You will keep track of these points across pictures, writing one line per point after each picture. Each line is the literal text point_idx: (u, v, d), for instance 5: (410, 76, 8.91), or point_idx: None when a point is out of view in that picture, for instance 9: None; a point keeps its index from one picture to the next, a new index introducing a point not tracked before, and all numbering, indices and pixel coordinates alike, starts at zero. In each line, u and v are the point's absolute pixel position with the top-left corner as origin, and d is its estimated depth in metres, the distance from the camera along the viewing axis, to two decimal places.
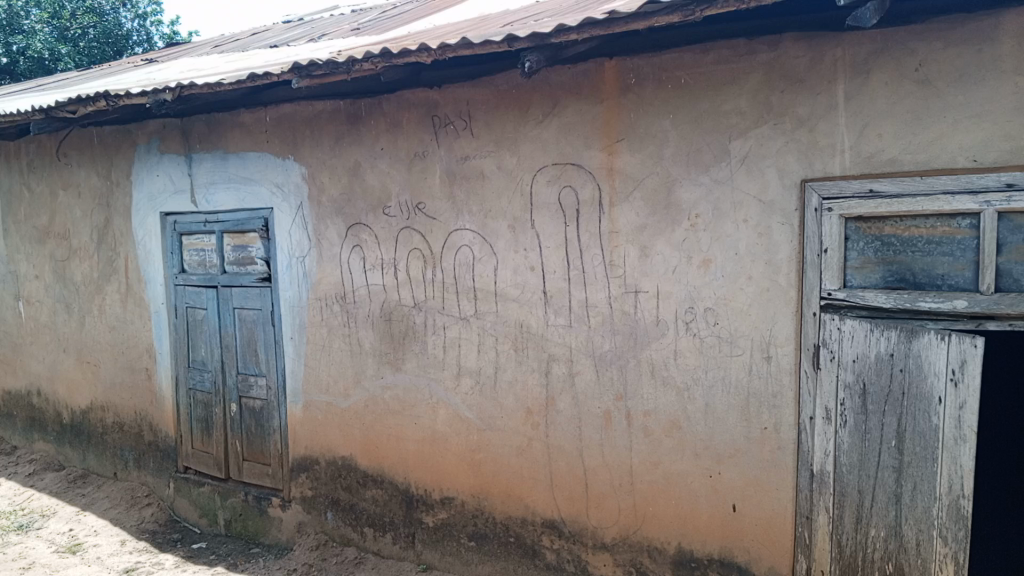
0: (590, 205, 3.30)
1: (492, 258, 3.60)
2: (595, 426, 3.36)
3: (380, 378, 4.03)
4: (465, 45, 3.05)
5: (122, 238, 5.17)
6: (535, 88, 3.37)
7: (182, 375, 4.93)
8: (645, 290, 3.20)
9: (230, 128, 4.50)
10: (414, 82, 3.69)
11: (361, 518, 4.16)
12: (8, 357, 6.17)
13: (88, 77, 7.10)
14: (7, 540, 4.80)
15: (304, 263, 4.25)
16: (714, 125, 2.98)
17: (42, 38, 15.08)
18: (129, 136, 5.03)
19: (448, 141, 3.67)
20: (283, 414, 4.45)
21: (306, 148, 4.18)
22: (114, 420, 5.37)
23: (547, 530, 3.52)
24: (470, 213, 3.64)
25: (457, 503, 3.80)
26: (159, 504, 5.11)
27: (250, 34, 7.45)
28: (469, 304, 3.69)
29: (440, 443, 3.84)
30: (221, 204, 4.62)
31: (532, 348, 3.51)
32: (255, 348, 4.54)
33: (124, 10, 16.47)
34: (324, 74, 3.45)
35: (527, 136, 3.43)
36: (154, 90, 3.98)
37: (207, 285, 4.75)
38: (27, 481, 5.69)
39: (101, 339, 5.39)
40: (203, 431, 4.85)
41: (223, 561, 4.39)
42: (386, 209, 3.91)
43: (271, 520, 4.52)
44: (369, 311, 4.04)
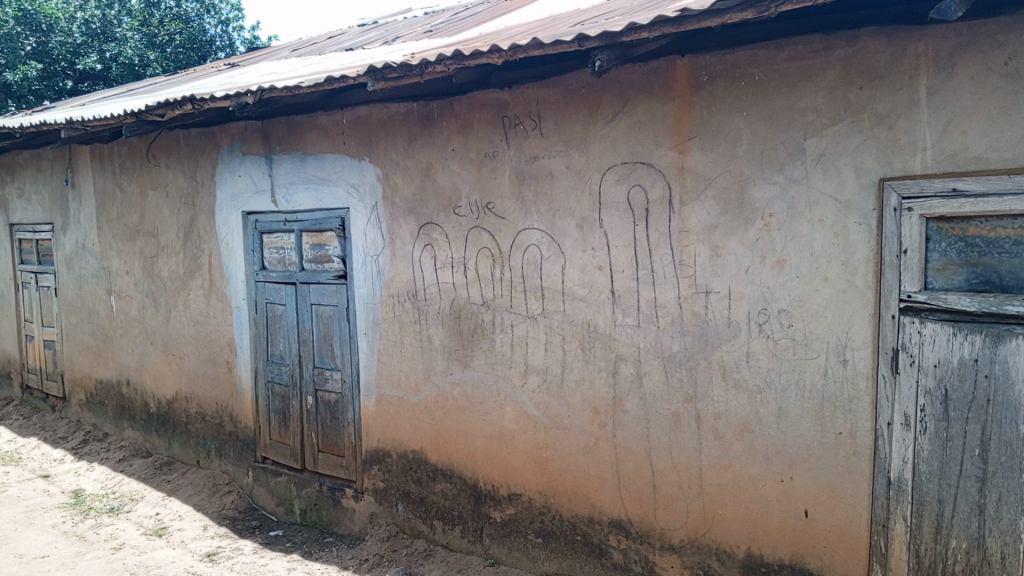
0: (660, 204, 3.28)
1: (560, 257, 3.62)
2: (663, 427, 3.34)
3: (449, 374, 4.10)
4: (536, 46, 3.07)
5: (206, 236, 5.39)
6: (606, 88, 3.37)
7: (261, 368, 5.11)
8: (716, 290, 3.16)
9: (307, 130, 4.64)
10: (485, 83, 3.73)
11: (431, 512, 4.24)
12: (100, 349, 6.51)
13: (175, 82, 7.42)
14: (99, 521, 5.09)
15: (378, 261, 4.36)
16: (789, 122, 2.93)
17: (133, 45, 16.02)
18: (213, 138, 5.24)
19: (518, 141, 3.70)
20: (357, 408, 4.57)
21: (380, 149, 4.28)
22: (197, 411, 5.61)
23: (614, 529, 3.52)
24: (539, 212, 3.67)
25: (524, 500, 3.84)
26: (239, 492, 5.31)
27: (327, 38, 7.65)
28: (536, 303, 3.72)
29: (508, 440, 3.88)
30: (300, 203, 4.76)
31: (600, 348, 3.51)
32: (331, 343, 4.67)
33: (208, 17, 17.04)
34: (398, 76, 3.52)
35: (596, 135, 3.43)
36: (236, 94, 4.13)
37: (286, 282, 4.91)
38: (118, 466, 6.00)
39: (185, 332, 5.64)
40: (280, 423, 5.02)
41: (299, 549, 4.54)
42: (457, 209, 3.97)
43: (344, 510, 4.65)
44: (439, 308, 4.11)
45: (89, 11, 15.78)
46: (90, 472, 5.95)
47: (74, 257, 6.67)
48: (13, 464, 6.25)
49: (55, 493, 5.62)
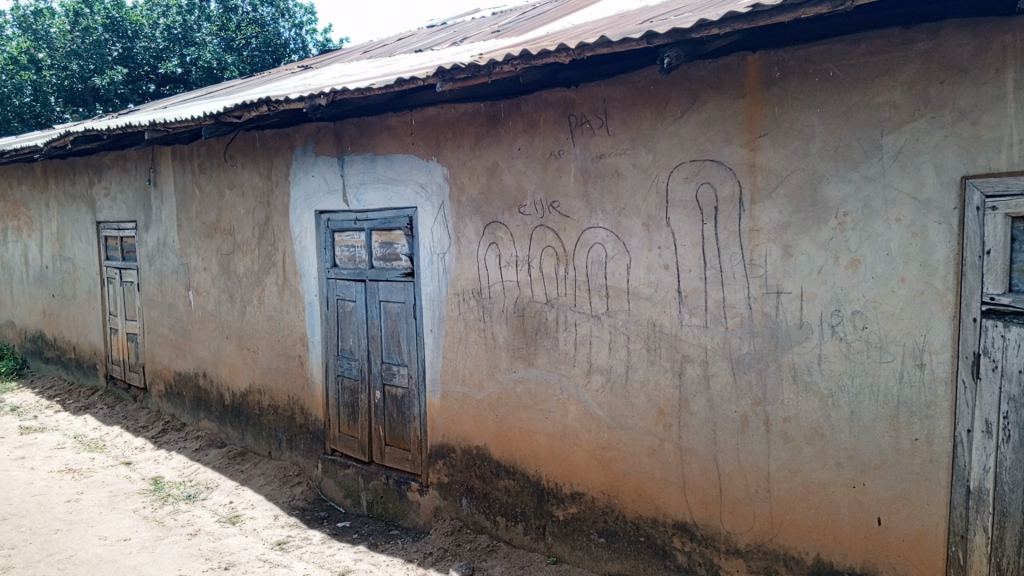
0: (729, 203, 3.23)
1: (625, 256, 3.60)
2: (731, 430, 3.29)
3: (513, 371, 4.12)
4: (604, 44, 3.06)
5: (280, 234, 5.55)
6: (674, 85, 3.33)
7: (332, 362, 5.24)
8: (788, 291, 3.10)
9: (377, 131, 4.74)
10: (551, 83, 3.74)
11: (494, 508, 4.27)
12: (179, 342, 6.76)
13: (251, 85, 7.64)
14: (177, 508, 5.30)
15: (444, 259, 4.41)
16: (865, 119, 2.85)
17: (211, 49, 16.67)
18: (287, 139, 5.40)
19: (584, 139, 3.70)
20: (423, 403, 4.65)
21: (447, 149, 4.34)
22: (269, 404, 5.78)
23: (678, 532, 3.49)
24: (605, 211, 3.66)
25: (587, 499, 3.83)
26: (308, 483, 5.45)
27: (397, 39, 7.79)
28: (601, 302, 3.71)
29: (571, 440, 3.88)
30: (370, 203, 4.86)
31: (665, 348, 3.48)
32: (398, 339, 4.76)
33: (283, 21, 17.50)
34: (466, 76, 3.55)
35: (664, 133, 3.40)
36: (310, 95, 4.23)
37: (356, 279, 5.01)
38: (195, 455, 6.24)
39: (259, 327, 5.82)
40: (349, 416, 5.13)
41: (365, 540, 4.64)
42: (522, 208, 3.99)
43: (410, 504, 4.73)
44: (503, 306, 4.14)
45: (171, 17, 16.64)
46: (169, 460, 6.20)
47: (155, 254, 6.95)
48: (99, 450, 6.56)
49: (137, 479, 5.88)
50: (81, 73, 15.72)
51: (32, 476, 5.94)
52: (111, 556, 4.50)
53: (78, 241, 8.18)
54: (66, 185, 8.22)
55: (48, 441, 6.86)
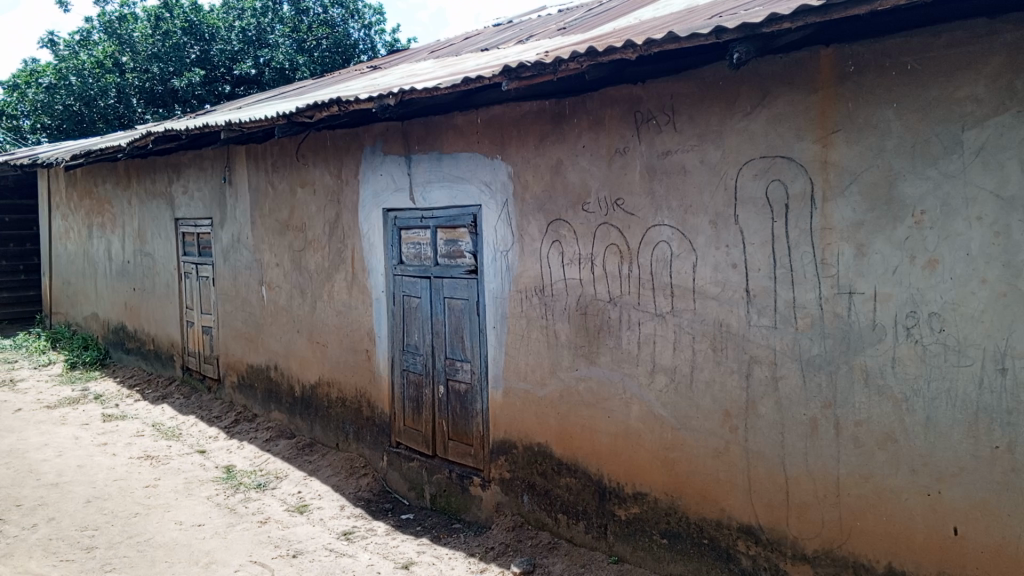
0: (800, 200, 3.16)
1: (691, 255, 3.56)
2: (799, 433, 3.22)
3: (575, 370, 4.12)
4: (672, 39, 3.03)
5: (349, 231, 5.67)
6: (744, 80, 3.28)
7: (398, 357, 5.33)
8: (861, 291, 3.01)
9: (444, 130, 4.79)
10: (618, 79, 3.72)
11: (555, 505, 4.28)
12: (252, 335, 6.97)
13: (322, 85, 7.84)
14: (248, 496, 5.47)
15: (508, 256, 4.44)
16: (945, 113, 2.76)
17: (284, 51, 17.25)
18: (357, 138, 5.51)
19: (650, 136, 3.67)
20: (486, 399, 4.69)
21: (512, 148, 4.36)
22: (337, 396, 5.92)
23: (743, 535, 3.43)
24: (671, 208, 3.62)
25: (650, 499, 3.80)
26: (374, 474, 5.56)
27: (462, 38, 7.88)
28: (665, 301, 3.67)
29: (633, 439, 3.85)
30: (436, 201, 4.93)
31: (732, 348, 3.43)
32: (462, 335, 4.81)
33: (353, 21, 18.00)
34: (532, 75, 3.56)
35: (733, 129, 3.35)
36: (379, 95, 4.31)
37: (421, 276, 5.09)
38: (266, 445, 6.42)
39: (329, 321, 5.96)
40: (413, 410, 5.22)
41: (428, 533, 4.71)
42: (586, 205, 3.98)
43: (472, 498, 4.78)
44: (566, 303, 4.13)
45: (246, 19, 17.28)
46: (241, 450, 6.40)
47: (230, 251, 7.19)
48: (175, 438, 6.82)
49: (210, 467, 6.09)
50: (161, 75, 16.35)
51: (113, 462, 6.22)
52: (187, 541, 4.69)
53: (157, 237, 8.52)
54: (146, 183, 8.57)
55: (128, 428, 7.18)
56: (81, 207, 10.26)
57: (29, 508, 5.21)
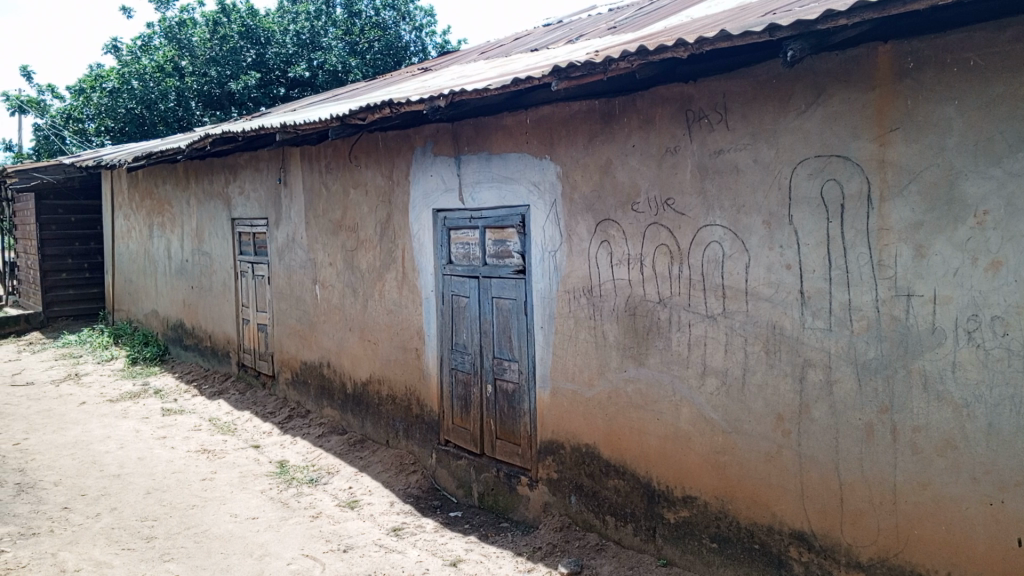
0: (856, 200, 3.09)
1: (743, 255, 3.51)
2: (855, 438, 3.15)
3: (624, 371, 4.10)
4: (724, 38, 3.00)
5: (400, 232, 5.74)
6: (799, 78, 3.22)
7: (446, 356, 5.38)
8: (919, 293, 2.94)
9: (493, 131, 4.82)
10: (669, 78, 3.69)
11: (603, 506, 4.27)
12: (306, 333, 7.11)
13: (374, 87, 7.96)
14: (301, 490, 5.59)
15: (556, 256, 4.44)
16: (1010, 110, 2.69)
17: (337, 53, 17.65)
18: (408, 139, 5.58)
19: (702, 135, 3.63)
20: (533, 399, 4.70)
21: (561, 147, 4.36)
22: (388, 393, 6.00)
23: (795, 541, 3.38)
24: (723, 208, 3.58)
25: (699, 503, 3.77)
26: (423, 472, 5.62)
27: (513, 39, 7.92)
28: (717, 302, 3.63)
29: (683, 442, 3.82)
30: (485, 201, 4.95)
31: (785, 351, 3.37)
32: (510, 334, 4.83)
33: (404, 24, 18.44)
34: (581, 75, 3.56)
35: (787, 128, 3.29)
36: (430, 96, 4.35)
37: (470, 276, 5.12)
38: (318, 441, 6.53)
39: (380, 320, 6.04)
40: (462, 409, 5.26)
41: (476, 531, 4.74)
42: (635, 205, 3.96)
43: (520, 497, 4.79)
44: (615, 304, 4.12)
45: (300, 23, 17.67)
46: (294, 445, 6.53)
47: (285, 250, 7.34)
48: (231, 433, 7.00)
49: (265, 462, 6.23)
50: (219, 79, 16.79)
51: (172, 455, 6.41)
52: (241, 533, 4.81)
53: (215, 236, 8.74)
54: (205, 183, 8.81)
55: (186, 423, 7.39)
56: (142, 207, 10.59)
57: (93, 498, 5.41)
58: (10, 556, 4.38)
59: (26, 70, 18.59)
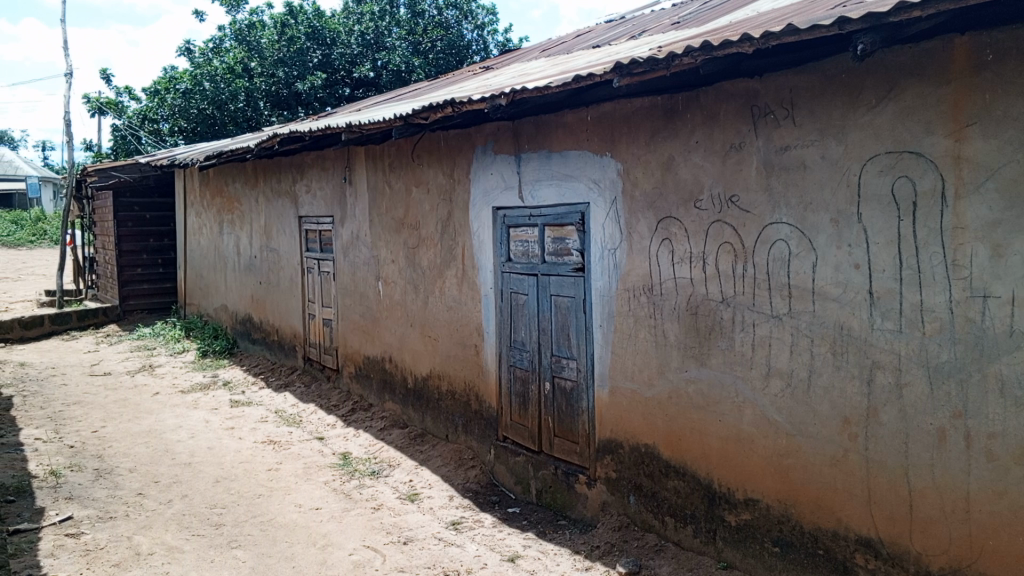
0: (929, 197, 2.99)
1: (810, 254, 3.43)
2: (925, 444, 3.05)
3: (685, 371, 4.05)
4: (790, 32, 2.94)
5: (461, 229, 5.80)
6: (869, 72, 3.13)
7: (505, 353, 5.41)
8: (997, 295, 2.83)
9: (554, 129, 4.81)
10: (734, 73, 3.62)
11: (663, 507, 4.23)
12: (369, 328, 7.24)
13: (436, 86, 8.04)
14: (363, 482, 5.70)
15: (616, 254, 4.42)
16: None
17: (400, 53, 17.92)
18: (469, 138, 5.62)
19: (767, 131, 3.56)
20: (592, 397, 4.68)
21: (622, 145, 4.33)
22: (447, 389, 6.07)
23: (861, 548, 3.29)
24: (789, 205, 3.51)
25: (761, 506, 3.70)
26: (482, 467, 5.67)
27: (575, 35, 7.89)
28: (782, 302, 3.56)
29: (745, 444, 3.76)
30: (544, 199, 4.96)
31: (853, 353, 3.29)
32: (569, 332, 4.83)
33: (466, 23, 18.61)
34: (644, 71, 3.53)
35: (856, 123, 3.21)
36: (491, 95, 4.37)
37: (529, 273, 5.14)
38: (380, 434, 6.65)
39: (440, 316, 6.11)
40: (520, 405, 5.28)
41: (534, 527, 4.76)
42: (699, 202, 3.91)
43: (578, 496, 4.79)
44: (676, 303, 4.08)
45: (365, 24, 17.98)
46: (357, 438, 6.66)
47: (349, 247, 7.48)
48: (296, 425, 7.18)
49: (328, 453, 6.38)
50: (286, 79, 17.20)
51: (240, 445, 6.61)
52: (306, 522, 4.94)
53: (282, 234, 8.97)
54: (273, 182, 9.05)
55: (253, 414, 7.60)
56: (213, 205, 10.94)
57: (165, 485, 5.63)
58: (89, 537, 4.59)
59: (106, 73, 19.38)
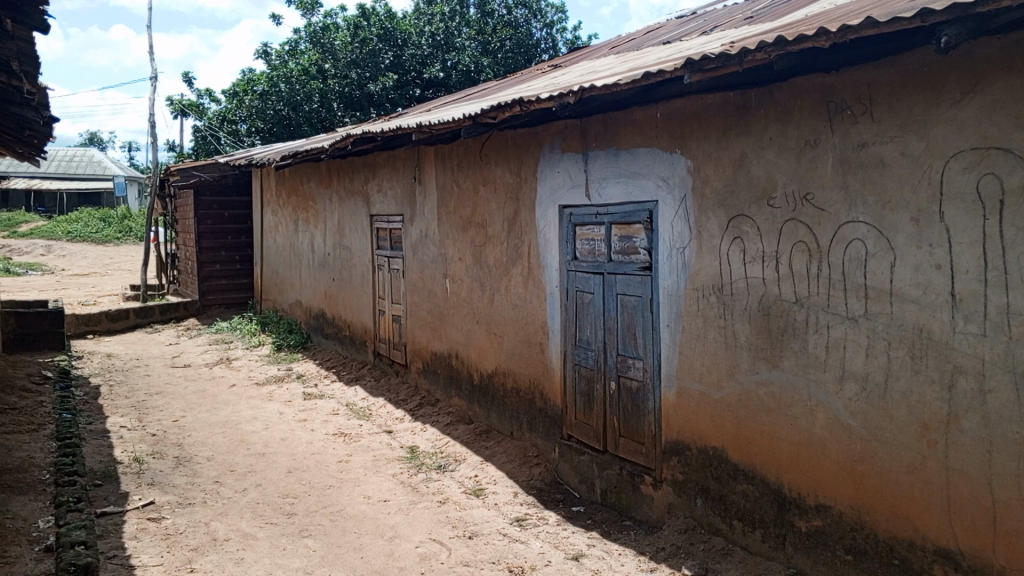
0: (1018, 195, 2.86)
1: (888, 254, 3.32)
2: (1011, 453, 2.92)
3: (756, 373, 3.97)
4: (869, 25, 2.85)
5: (527, 228, 5.82)
6: (954, 66, 3.01)
7: (570, 351, 5.41)
8: None
9: (622, 126, 4.78)
10: (809, 68, 3.53)
11: (730, 511, 4.16)
12: (436, 324, 7.33)
13: (505, 85, 8.08)
14: (430, 476, 5.79)
15: (684, 253, 4.37)
16: None
17: (470, 53, 18.12)
18: (536, 136, 5.63)
19: (844, 128, 3.46)
20: (658, 398, 4.64)
21: (692, 142, 4.27)
22: (512, 386, 6.10)
23: (940, 559, 3.18)
24: (866, 204, 3.40)
25: (834, 513, 3.61)
26: (546, 465, 5.68)
27: (645, 32, 7.82)
28: (858, 303, 3.46)
29: (817, 449, 3.67)
30: (611, 197, 4.94)
31: (933, 357, 3.17)
32: (635, 332, 4.79)
33: (535, 22, 18.75)
34: (716, 67, 3.47)
35: (939, 119, 3.09)
36: (560, 93, 4.36)
37: (595, 272, 5.12)
38: (446, 429, 6.74)
39: (506, 314, 6.15)
40: (585, 404, 5.27)
41: (598, 527, 4.75)
42: (771, 200, 3.83)
43: (643, 497, 4.74)
44: (747, 303, 4.00)
45: (436, 24, 18.23)
46: (424, 432, 6.76)
47: (418, 245, 7.59)
48: (366, 418, 7.34)
49: (397, 446, 6.49)
50: (359, 80, 17.59)
51: (312, 437, 6.80)
52: (374, 514, 5.05)
53: (354, 231, 9.17)
54: (346, 181, 9.26)
55: (325, 407, 7.80)
56: (288, 203, 11.26)
57: (241, 473, 5.83)
58: (170, 522, 4.80)
59: (188, 76, 20.16)
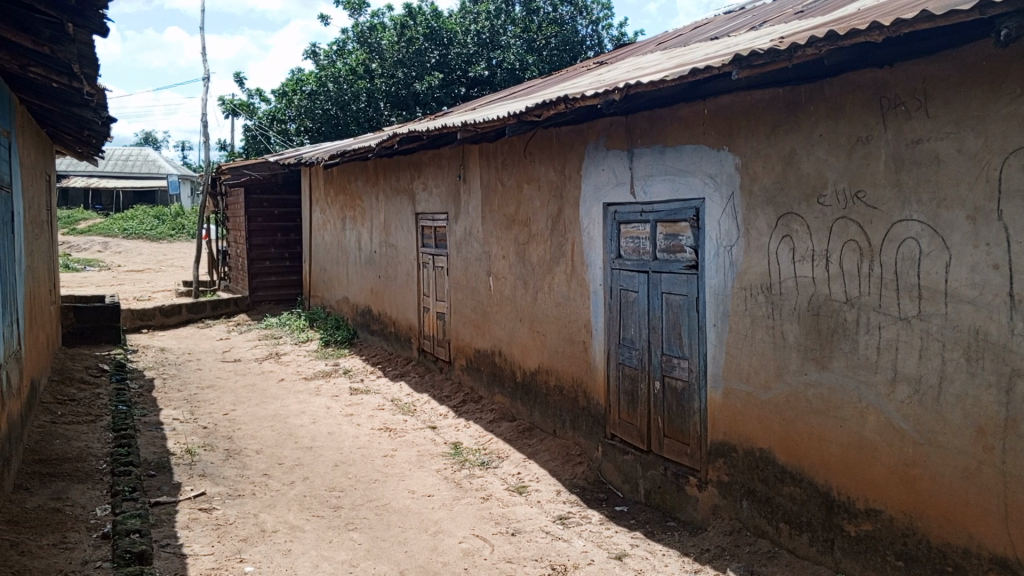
0: None
1: (943, 254, 3.24)
2: None
3: (804, 374, 3.91)
4: (924, 18, 2.78)
5: (571, 226, 5.81)
6: (1014, 59, 2.92)
7: (614, 350, 5.38)
8: None
9: (669, 123, 4.75)
10: (861, 63, 3.45)
11: (777, 513, 4.10)
12: (480, 322, 7.37)
13: (550, 83, 8.08)
14: (473, 472, 5.83)
15: (731, 252, 4.32)
16: None
17: (515, 51, 18.16)
18: (581, 134, 5.61)
19: (897, 124, 3.38)
20: (704, 398, 4.59)
21: (740, 139, 4.22)
22: (556, 384, 6.10)
23: (996, 567, 3.09)
24: (920, 202, 3.32)
25: (885, 517, 3.53)
26: (589, 463, 5.67)
27: (692, 28, 7.74)
28: (912, 304, 3.37)
29: (867, 452, 3.59)
30: (657, 195, 4.90)
31: (990, 359, 3.08)
32: (680, 331, 4.75)
33: (581, 19, 18.71)
34: (764, 63, 3.42)
35: (997, 114, 3.00)
36: (605, 91, 4.34)
37: (640, 270, 5.09)
38: (489, 426, 6.77)
39: (549, 312, 6.15)
40: (629, 403, 5.24)
41: (642, 527, 4.73)
42: (822, 197, 3.76)
43: (688, 498, 4.70)
44: (796, 303, 3.94)
45: (481, 23, 18.32)
46: (468, 429, 6.80)
47: (462, 242, 7.63)
48: (411, 414, 7.41)
49: (441, 442, 6.55)
50: (405, 80, 17.74)
51: (358, 431, 6.89)
52: (419, 508, 5.10)
53: (399, 229, 9.27)
54: (392, 180, 9.36)
55: (371, 402, 7.90)
56: (336, 202, 11.42)
57: (289, 466, 5.95)
58: (220, 513, 4.92)
59: (240, 76, 20.57)
